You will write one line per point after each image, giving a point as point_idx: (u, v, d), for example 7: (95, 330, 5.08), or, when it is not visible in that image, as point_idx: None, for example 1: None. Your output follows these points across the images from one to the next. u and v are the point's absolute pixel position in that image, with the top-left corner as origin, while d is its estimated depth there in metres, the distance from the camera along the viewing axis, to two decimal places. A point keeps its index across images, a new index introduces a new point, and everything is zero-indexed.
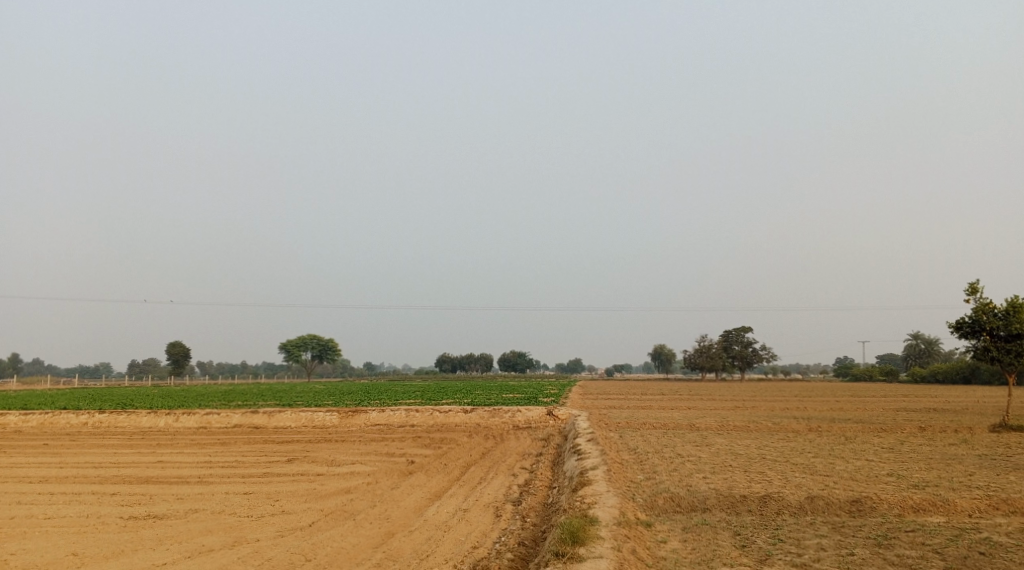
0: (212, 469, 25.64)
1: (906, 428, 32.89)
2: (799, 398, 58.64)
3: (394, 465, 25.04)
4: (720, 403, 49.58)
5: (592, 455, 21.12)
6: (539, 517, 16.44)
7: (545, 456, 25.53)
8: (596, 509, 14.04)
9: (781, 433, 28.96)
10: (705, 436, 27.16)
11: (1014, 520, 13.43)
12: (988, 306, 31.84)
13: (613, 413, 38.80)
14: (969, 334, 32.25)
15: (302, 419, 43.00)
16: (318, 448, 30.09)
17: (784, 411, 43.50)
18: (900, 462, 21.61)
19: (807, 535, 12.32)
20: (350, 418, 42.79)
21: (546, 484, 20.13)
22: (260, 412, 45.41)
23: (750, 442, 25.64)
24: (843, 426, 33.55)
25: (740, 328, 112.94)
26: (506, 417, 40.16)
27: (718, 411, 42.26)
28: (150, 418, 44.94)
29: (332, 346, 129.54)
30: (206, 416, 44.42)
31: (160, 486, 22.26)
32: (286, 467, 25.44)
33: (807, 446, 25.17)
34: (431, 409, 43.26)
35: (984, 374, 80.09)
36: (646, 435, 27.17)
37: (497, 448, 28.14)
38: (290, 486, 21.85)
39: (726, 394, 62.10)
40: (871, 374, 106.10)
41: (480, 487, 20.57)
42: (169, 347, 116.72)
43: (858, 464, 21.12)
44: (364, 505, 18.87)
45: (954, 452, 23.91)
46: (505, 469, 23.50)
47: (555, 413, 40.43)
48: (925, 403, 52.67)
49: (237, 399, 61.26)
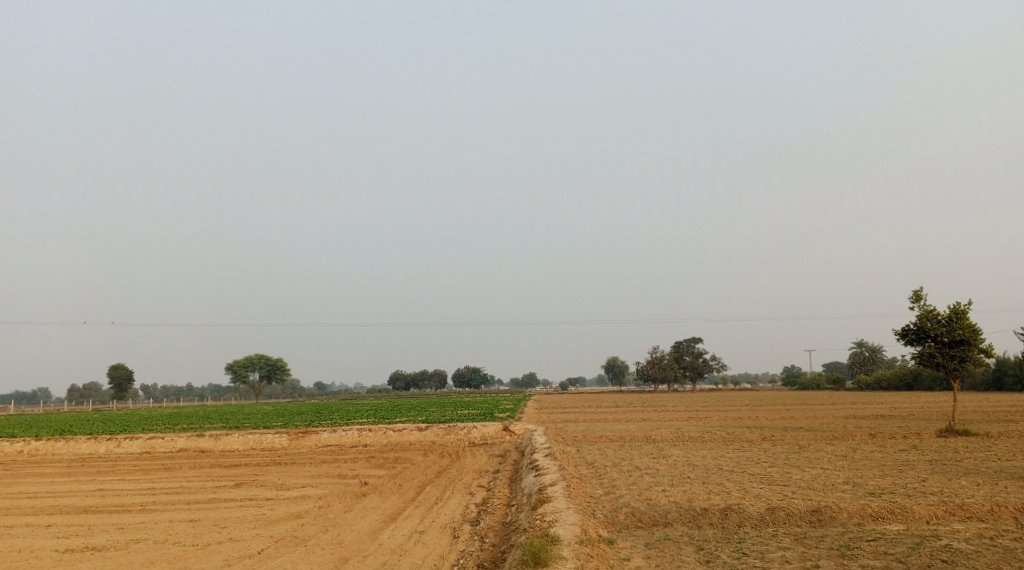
0: (156, 496, 24.67)
1: (857, 435, 33.28)
2: (750, 407, 59.22)
3: (347, 487, 24.41)
4: (675, 414, 49.78)
5: (550, 471, 20.82)
6: (498, 537, 16.05)
7: (502, 472, 25.13)
8: (557, 527, 13.70)
9: (736, 443, 29.00)
10: (662, 448, 27.06)
11: (972, 526, 13.47)
12: (932, 313, 32.44)
13: (568, 427, 38.59)
14: (914, 342, 32.80)
15: (251, 441, 41.91)
16: (268, 471, 29.27)
17: (737, 421, 43.80)
18: (855, 469, 21.73)
19: (771, 548, 12.16)
20: (300, 440, 41.81)
21: (504, 502, 19.72)
22: (206, 435, 44.13)
23: (706, 453, 25.59)
24: (796, 434, 33.84)
25: (691, 339, 114.07)
26: (461, 434, 39.64)
27: (672, 422, 42.33)
28: (91, 444, 43.34)
29: (281, 366, 127.24)
30: (149, 441, 43.02)
31: (99, 517, 21.29)
32: (234, 492, 24.61)
33: (762, 455, 25.19)
34: (385, 428, 42.53)
35: (926, 380, 82.10)
36: (603, 449, 26.95)
37: (453, 466, 27.65)
38: (238, 512, 21.08)
39: (680, 405, 62.39)
40: (818, 383, 107.91)
41: (436, 508, 20.09)
42: (113, 371, 113.49)
43: (814, 472, 21.16)
44: (316, 530, 18.24)
45: (906, 458, 24.15)
46: (462, 487, 23.07)
47: (511, 428, 40.02)
48: (873, 410, 53.60)
49: (183, 422, 59.53)
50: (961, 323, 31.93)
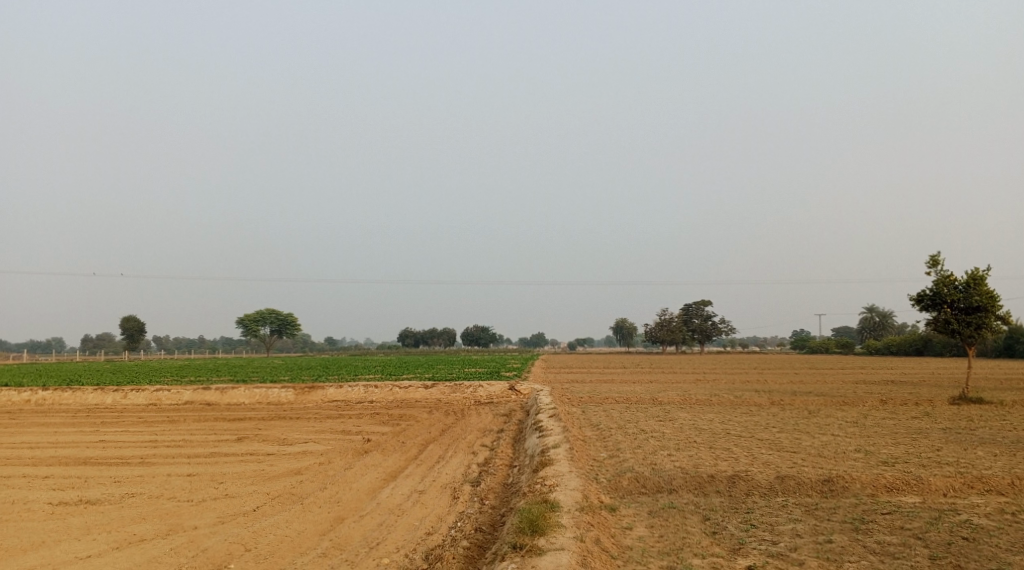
0: (156, 449, 24.41)
1: (867, 401, 32.78)
2: (758, 370, 58.81)
3: (349, 444, 24.07)
4: (682, 376, 49.37)
5: (555, 432, 20.37)
6: (498, 500, 15.64)
7: (506, 432, 24.81)
8: (558, 492, 13.22)
9: (743, 407, 28.54)
10: (669, 410, 26.63)
11: (992, 500, 12.95)
12: (949, 279, 31.68)
13: (575, 388, 38.24)
14: (930, 307, 32.06)
15: (256, 395, 41.75)
16: (271, 425, 29.05)
17: (746, 384, 43.35)
18: (866, 437, 21.23)
19: (780, 520, 11.65)
20: (306, 395, 41.65)
21: (507, 463, 19.32)
22: (211, 388, 43.97)
23: (714, 417, 25.13)
24: (806, 399, 33.30)
25: (700, 301, 113.27)
26: (467, 393, 39.33)
27: (680, 384, 41.97)
28: (97, 395, 43.30)
29: (290, 321, 127.46)
30: (155, 393, 42.90)
31: (97, 469, 21.07)
32: (235, 447, 24.33)
33: (771, 420, 24.71)
34: (391, 385, 42.25)
35: (937, 346, 81.51)
36: (609, 410, 26.56)
37: (457, 424, 27.34)
38: (236, 467, 20.76)
39: (688, 367, 61.99)
40: (828, 347, 107.09)
41: (437, 467, 19.75)
42: (123, 322, 113.85)
43: (824, 439, 20.67)
44: (314, 488, 17.88)
45: (918, 426, 23.63)
46: (465, 447, 22.72)
47: (518, 388, 39.65)
48: (883, 375, 53.11)
49: (190, 375, 59.54)
50: (979, 289, 31.16)
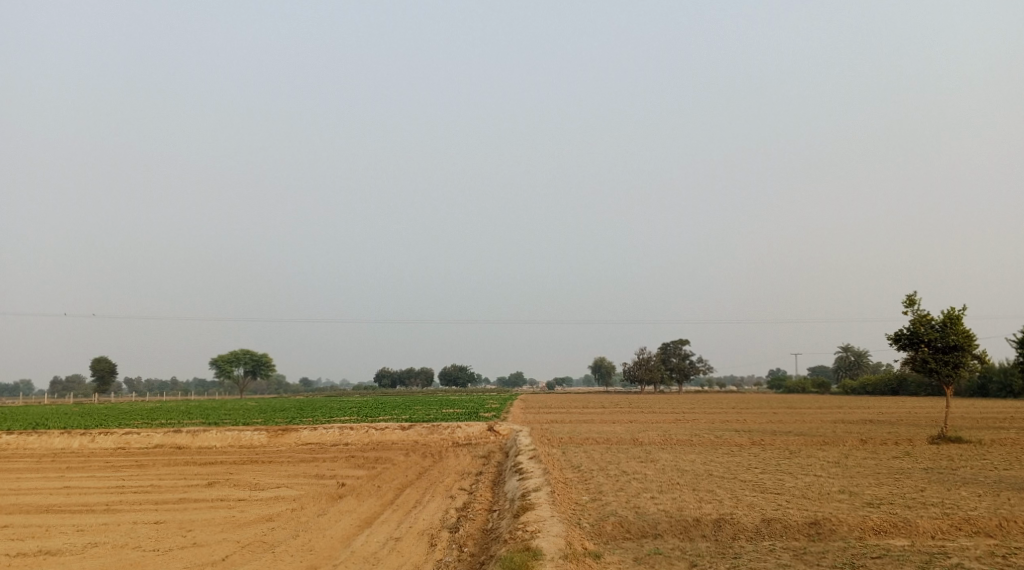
0: (123, 496, 23.66)
1: (848, 441, 32.60)
2: (736, 410, 58.69)
3: (324, 488, 23.47)
4: (662, 416, 49.01)
5: (535, 474, 19.97)
6: (477, 547, 15.19)
7: (485, 475, 24.32)
8: (539, 539, 12.82)
9: (724, 447, 28.24)
10: (650, 451, 26.28)
11: (981, 542, 12.72)
12: (926, 318, 31.80)
13: (554, 428, 37.78)
14: (907, 347, 32.12)
15: (229, 438, 40.85)
16: (243, 469, 28.33)
17: (726, 424, 43.05)
18: (850, 477, 21.01)
19: (769, 566, 11.33)
20: (280, 437, 40.80)
21: (486, 507, 18.86)
22: (183, 431, 43.03)
23: (695, 457, 24.82)
24: (786, 439, 33.10)
25: (678, 341, 113.39)
26: (445, 434, 38.75)
27: (659, 424, 41.64)
28: (63, 439, 42.19)
29: (265, 361, 125.91)
30: (124, 436, 41.87)
31: (60, 516, 20.31)
32: (205, 492, 23.63)
33: (752, 461, 24.42)
34: (367, 426, 41.52)
35: (911, 385, 82.03)
36: (589, 451, 26.16)
37: (435, 467, 26.79)
38: (206, 514, 20.10)
39: (667, 407, 61.71)
40: (805, 386, 107.29)
41: (414, 512, 19.23)
42: (94, 363, 111.83)
43: (807, 480, 20.41)
44: (286, 535, 17.30)
45: (900, 466, 23.45)
46: (443, 490, 22.21)
47: (496, 429, 39.13)
48: (861, 415, 53.12)
49: (162, 418, 58.35)
50: (955, 328, 31.30)
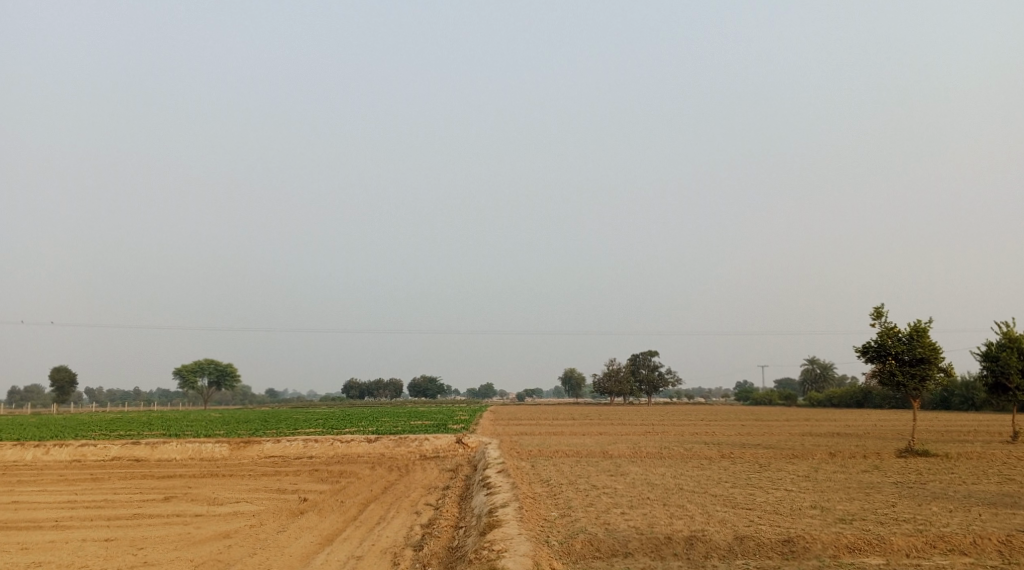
0: (75, 511, 22.77)
1: (816, 454, 32.52)
2: (705, 422, 58.62)
3: (285, 504, 22.76)
4: (631, 428, 48.70)
5: (503, 489, 19.46)
6: (442, 566, 14.68)
7: (452, 489, 23.76)
8: (505, 559, 12.36)
9: (694, 461, 27.96)
10: (619, 464, 25.90)
11: (956, 561, 12.48)
12: (893, 331, 31.84)
13: (523, 441, 37.30)
14: (874, 359, 32.14)
15: (189, 450, 39.83)
16: (201, 483, 27.48)
17: (694, 437, 42.74)
18: (820, 492, 20.78)
19: None
20: (242, 450, 39.83)
21: (452, 524, 18.29)
22: (141, 443, 41.87)
23: (665, 471, 24.47)
24: (755, 452, 32.93)
25: (647, 353, 113.54)
26: (412, 446, 38.09)
27: (629, 437, 41.33)
28: (16, 451, 40.86)
29: (230, 372, 123.91)
30: (80, 448, 40.61)
31: (6, 534, 19.46)
32: (161, 507, 22.80)
33: (723, 475, 24.12)
34: (332, 438, 40.74)
35: (876, 398, 82.77)
36: (558, 465, 25.72)
37: (401, 481, 26.16)
38: (160, 531, 19.31)
39: (636, 419, 61.41)
40: (771, 398, 107.93)
41: (378, 529, 18.63)
42: (54, 372, 109.24)
43: (778, 494, 20.13)
44: (243, 554, 16.65)
45: (870, 480, 23.30)
46: (408, 506, 21.60)
47: (465, 441, 38.54)
48: (828, 427, 53.26)
49: (121, 429, 56.85)
50: (921, 341, 31.40)
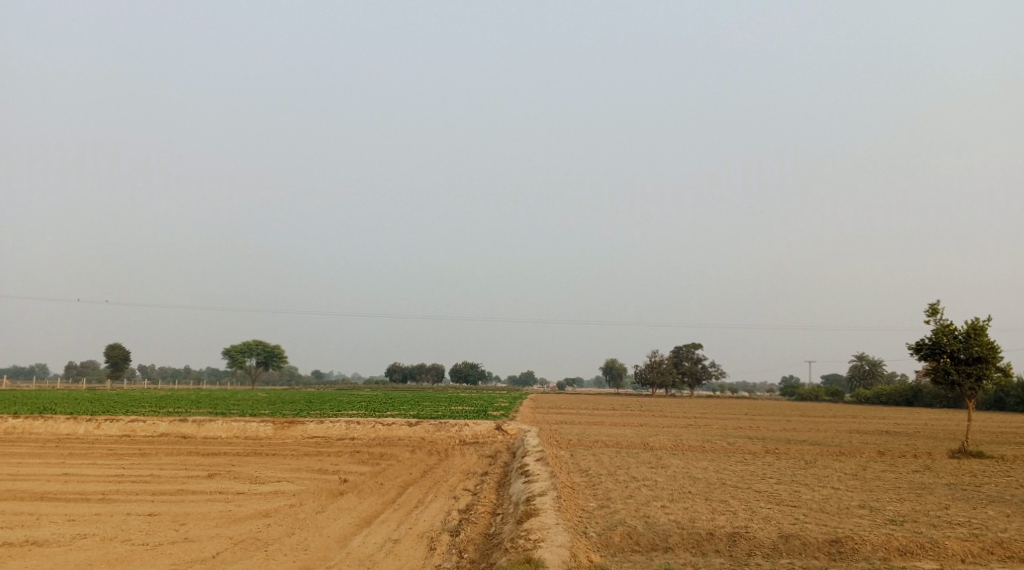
0: (121, 485, 23.17)
1: (864, 452, 31.71)
2: (749, 416, 57.70)
3: (325, 484, 22.85)
4: (674, 420, 48.14)
5: (541, 477, 19.22)
6: (478, 553, 14.55)
7: (490, 476, 23.63)
8: (542, 549, 12.18)
9: (738, 455, 27.42)
10: (661, 457, 25.49)
11: None
12: (948, 328, 30.80)
13: (563, 429, 37.09)
14: (928, 357, 31.12)
15: (234, 429, 40.40)
16: (245, 462, 27.77)
17: (738, 431, 42.04)
18: (869, 491, 20.15)
19: None
20: (286, 429, 40.30)
21: (489, 510, 18.14)
22: (188, 420, 42.61)
23: (707, 464, 24.01)
24: (801, 448, 32.22)
25: (690, 344, 112.32)
26: (453, 431, 38.11)
27: (670, 429, 40.82)
28: (69, 424, 41.89)
29: (278, 352, 125.65)
30: (130, 423, 41.49)
31: (54, 505, 19.88)
32: (205, 484, 23.09)
33: (767, 470, 23.59)
34: (374, 421, 40.94)
35: (927, 397, 80.76)
36: (598, 455, 25.42)
37: (440, 466, 26.13)
38: (202, 507, 19.53)
39: (678, 411, 60.79)
40: (817, 394, 106.04)
41: (415, 513, 18.56)
42: (109, 350, 112.07)
43: (825, 493, 19.58)
44: (281, 533, 16.72)
45: (922, 481, 22.58)
46: (446, 490, 21.53)
47: (504, 428, 38.46)
48: (877, 425, 52.01)
49: (170, 406, 57.97)
50: (978, 340, 30.32)
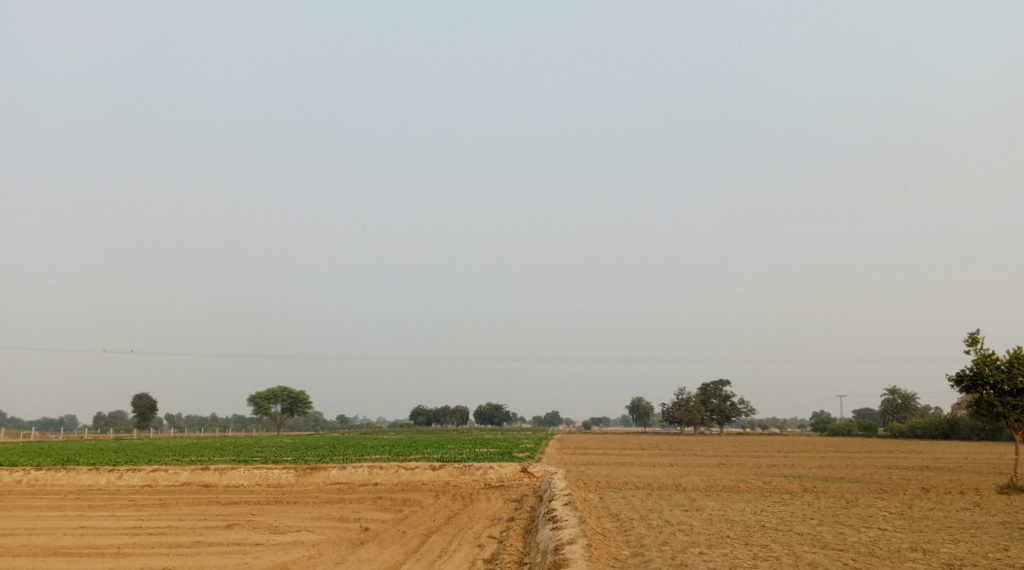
0: (138, 537, 22.51)
1: (907, 489, 30.30)
2: (783, 454, 55.93)
3: (346, 534, 22.04)
4: (705, 460, 46.69)
5: (570, 523, 18.25)
6: None
7: (517, 521, 22.72)
8: None
9: (775, 495, 26.24)
10: (694, 499, 24.40)
11: None
12: (990, 358, 29.48)
13: (591, 471, 36.07)
14: (970, 387, 29.81)
15: (256, 476, 39.71)
16: (265, 511, 27.02)
17: (773, 469, 40.57)
18: (919, 532, 18.98)
19: None
20: (308, 476, 39.55)
21: (516, 560, 17.25)
22: (211, 468, 41.98)
23: (744, 506, 22.92)
24: (841, 486, 30.88)
25: (718, 381, 110.55)
26: (477, 475, 37.13)
27: (701, 468, 39.58)
28: (91, 475, 41.40)
29: (302, 398, 125.06)
30: (152, 472, 40.94)
31: (67, 561, 19.26)
32: (222, 535, 22.35)
33: (808, 511, 22.42)
34: (397, 465, 40.05)
35: (964, 430, 78.48)
36: (629, 497, 24.43)
37: (464, 511, 25.29)
38: (218, 560, 18.80)
39: (708, 449, 59.20)
40: (850, 429, 103.47)
41: (438, 563, 17.70)
42: (135, 399, 112.15)
43: (872, 534, 18.46)
44: None
45: (974, 520, 21.32)
46: (471, 538, 20.65)
47: (530, 470, 37.41)
48: (917, 460, 50.21)
49: (193, 454, 57.36)
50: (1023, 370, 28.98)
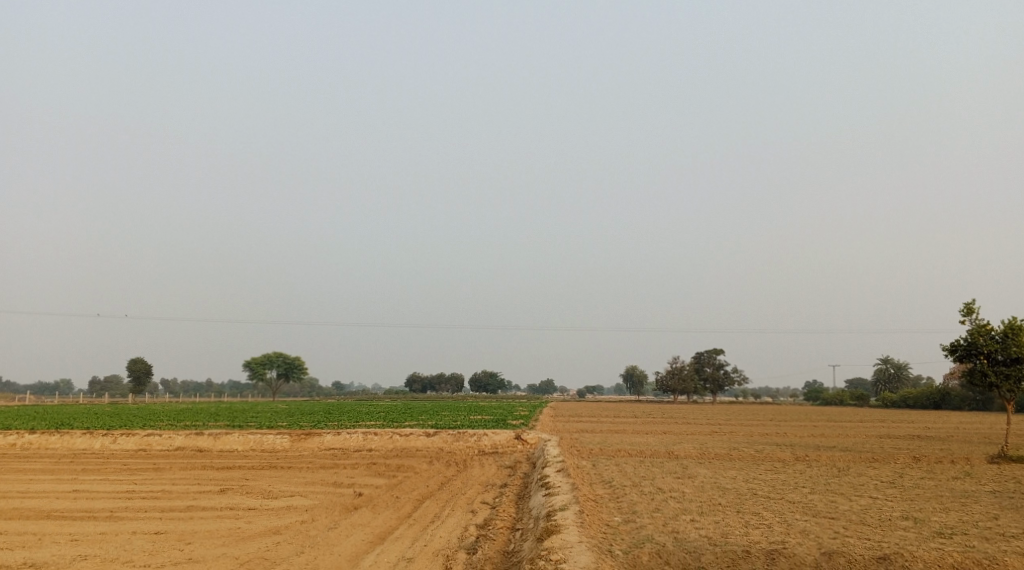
0: (132, 501, 22.52)
1: (899, 458, 30.42)
2: (776, 422, 56.20)
3: (339, 499, 22.06)
4: (698, 427, 46.88)
5: (563, 490, 18.23)
6: None
7: (510, 488, 22.76)
8: None
9: (767, 463, 26.30)
10: (687, 466, 24.44)
11: None
12: (985, 328, 29.46)
13: (584, 438, 36.19)
14: (964, 357, 29.81)
15: (251, 441, 39.78)
16: (258, 476, 27.03)
17: (766, 438, 40.73)
18: (909, 500, 19.03)
19: None
20: (303, 442, 39.61)
21: (508, 525, 17.27)
22: (205, 433, 42.05)
23: (736, 474, 22.97)
24: (833, 455, 30.98)
25: (712, 350, 110.72)
26: (471, 441, 37.22)
27: (694, 436, 39.73)
28: (86, 439, 41.44)
29: (297, 364, 125.24)
30: (146, 437, 40.98)
31: (59, 524, 19.25)
32: (215, 500, 22.37)
33: (800, 479, 22.48)
34: (391, 432, 40.08)
35: (955, 400, 78.95)
36: (621, 464, 24.45)
37: (458, 477, 25.31)
38: (210, 524, 18.80)
39: (702, 418, 59.46)
40: (842, 399, 104.06)
41: (431, 528, 17.70)
42: (131, 363, 112.08)
43: (863, 503, 18.49)
44: (290, 552, 15.99)
45: (965, 488, 21.39)
46: (464, 504, 20.66)
47: (524, 437, 37.47)
48: (909, 429, 50.52)
49: (189, 419, 57.51)
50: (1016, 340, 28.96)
